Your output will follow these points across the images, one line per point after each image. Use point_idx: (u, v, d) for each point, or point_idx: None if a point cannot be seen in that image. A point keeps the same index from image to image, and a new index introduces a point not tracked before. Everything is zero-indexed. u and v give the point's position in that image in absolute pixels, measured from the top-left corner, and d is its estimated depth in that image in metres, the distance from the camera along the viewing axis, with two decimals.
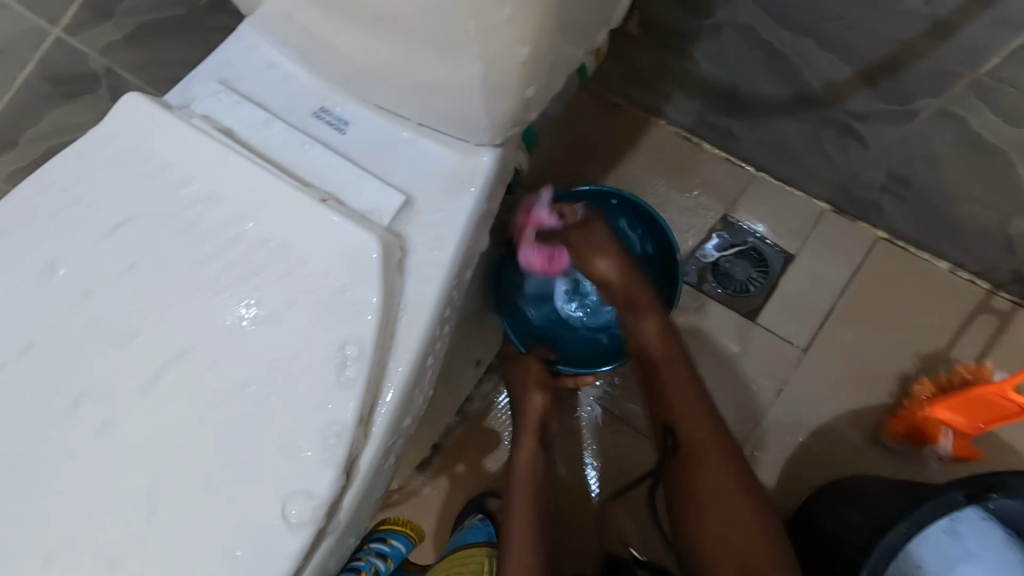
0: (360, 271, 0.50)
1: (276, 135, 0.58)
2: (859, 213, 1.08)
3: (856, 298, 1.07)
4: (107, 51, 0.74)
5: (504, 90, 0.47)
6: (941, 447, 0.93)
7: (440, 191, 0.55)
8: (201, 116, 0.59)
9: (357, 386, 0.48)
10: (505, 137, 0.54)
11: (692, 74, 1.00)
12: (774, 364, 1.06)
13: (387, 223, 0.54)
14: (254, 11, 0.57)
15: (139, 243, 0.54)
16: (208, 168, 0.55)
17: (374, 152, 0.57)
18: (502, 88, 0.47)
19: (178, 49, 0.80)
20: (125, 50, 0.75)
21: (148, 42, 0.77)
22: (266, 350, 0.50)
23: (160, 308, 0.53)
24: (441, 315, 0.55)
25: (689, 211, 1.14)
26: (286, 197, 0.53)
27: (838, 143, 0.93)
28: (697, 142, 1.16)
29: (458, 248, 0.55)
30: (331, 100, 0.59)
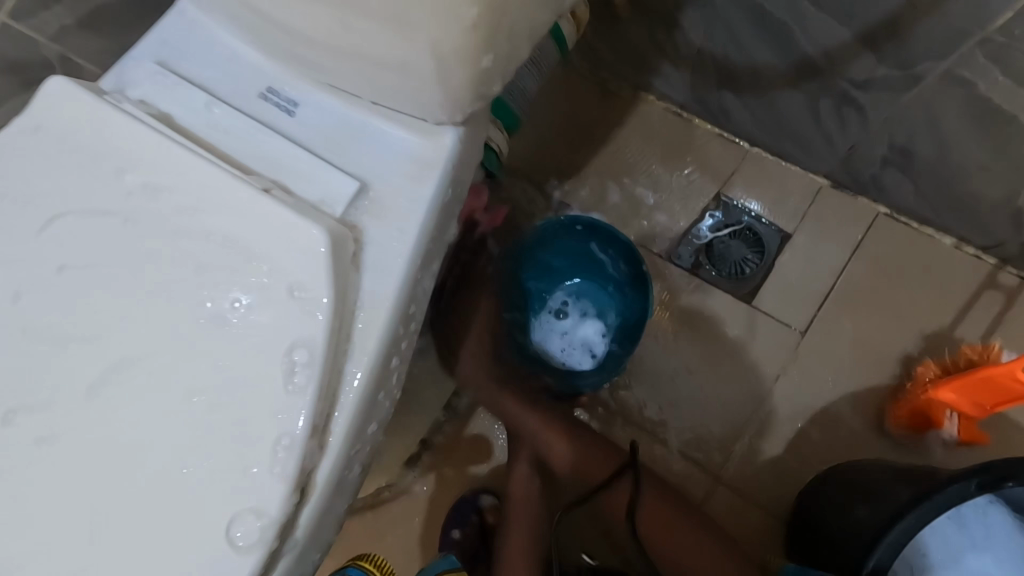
0: (308, 268, 0.45)
1: (218, 119, 0.53)
2: (859, 188, 1.03)
3: (857, 277, 1.03)
4: (58, 37, 0.69)
5: (458, 62, 0.41)
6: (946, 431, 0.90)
7: (398, 177, 0.50)
8: (137, 101, 0.54)
9: (308, 394, 0.44)
10: (467, 115, 0.49)
11: (681, 45, 0.94)
12: (771, 348, 1.02)
13: (340, 214, 0.49)
14: None
15: (71, 239, 0.49)
16: (142, 155, 0.49)
17: (326, 136, 0.52)
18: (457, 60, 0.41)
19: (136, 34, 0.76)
20: (76, 35, 0.71)
21: (102, 27, 0.72)
22: (210, 355, 0.45)
23: (95, 312, 0.47)
24: (404, 312, 0.50)
25: (681, 191, 1.09)
26: (228, 186, 0.47)
27: (836, 115, 0.88)
28: (689, 117, 1.10)
29: (419, 240, 0.50)
30: (278, 80, 0.54)
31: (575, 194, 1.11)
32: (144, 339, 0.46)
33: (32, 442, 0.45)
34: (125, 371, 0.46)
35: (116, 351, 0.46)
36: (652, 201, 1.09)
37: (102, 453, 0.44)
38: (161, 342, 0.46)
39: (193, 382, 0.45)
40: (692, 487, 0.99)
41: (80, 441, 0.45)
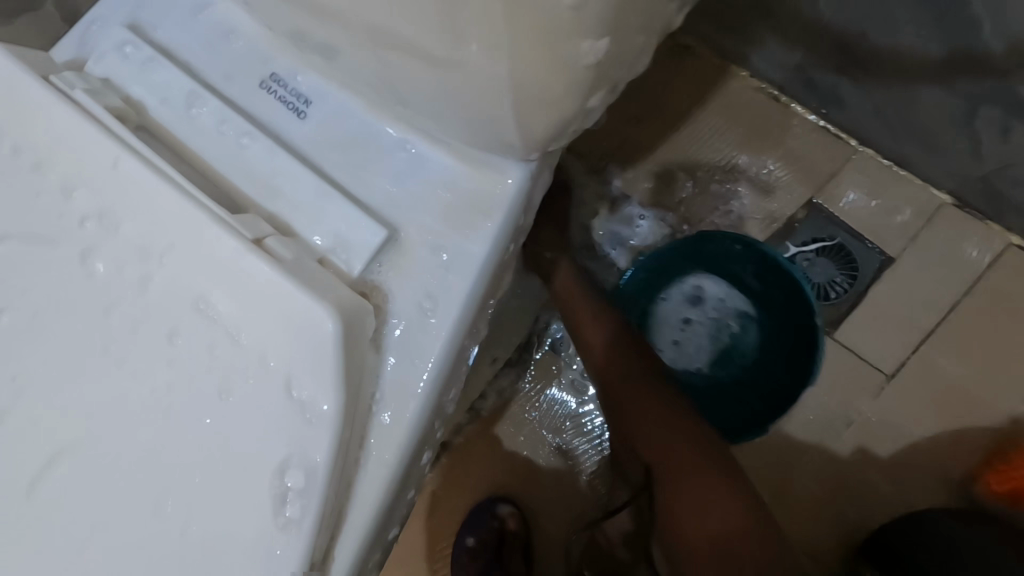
0: (309, 360, 0.33)
1: (204, 118, 0.39)
2: (991, 212, 0.84)
3: (966, 319, 0.86)
4: None
5: (543, 89, 0.26)
6: None
7: (442, 222, 0.36)
8: (98, 81, 0.40)
9: (304, 533, 0.32)
10: (543, 150, 0.34)
11: (800, 19, 0.73)
12: (849, 388, 0.88)
13: (359, 272, 0.36)
14: None
15: (8, 272, 0.37)
16: (94, 170, 0.36)
17: (345, 153, 0.38)
18: (540, 86, 0.26)
19: None
20: None
21: None
22: (185, 460, 0.34)
23: (36, 377, 0.36)
24: (438, 404, 0.38)
25: (768, 193, 0.91)
26: (205, 232, 0.34)
27: (998, 127, 0.67)
28: (788, 102, 0.91)
29: (463, 313, 0.36)
30: (285, 64, 0.39)
31: (638, 185, 0.95)
32: (96, 424, 0.35)
33: None
34: (71, 465, 0.35)
35: (62, 438, 0.35)
36: (728, 203, 0.92)
37: (49, 563, 0.35)
38: (117, 433, 0.35)
39: (160, 491, 0.34)
40: None
41: (24, 545, 0.35)
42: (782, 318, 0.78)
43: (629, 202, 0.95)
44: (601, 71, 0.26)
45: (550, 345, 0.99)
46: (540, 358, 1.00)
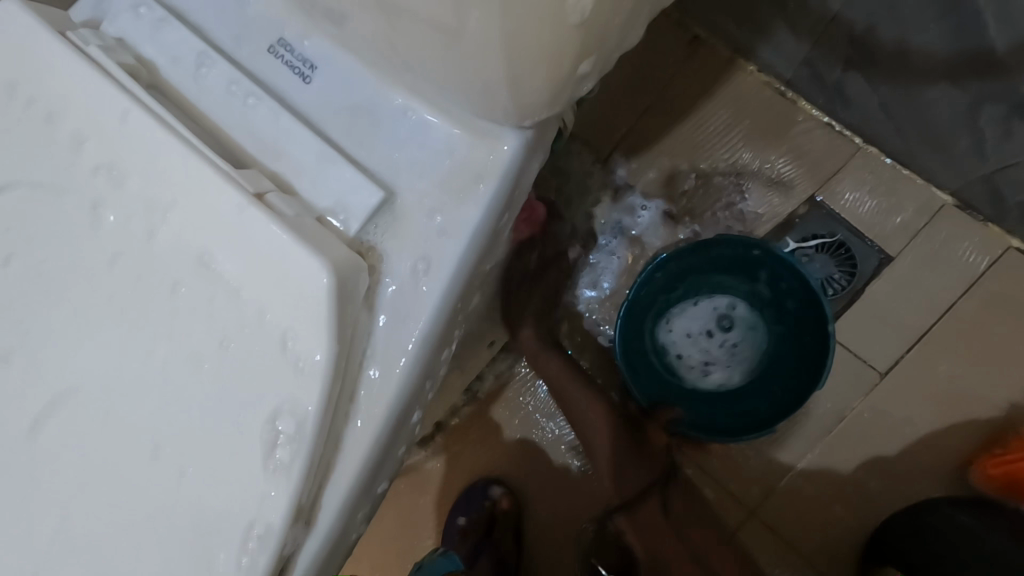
0: (304, 312, 0.34)
1: (214, 79, 0.40)
2: (992, 214, 0.84)
3: (963, 318, 0.86)
4: None
5: (539, 55, 0.28)
6: None
7: (438, 186, 0.38)
8: (113, 40, 0.42)
9: (292, 478, 0.34)
10: (539, 118, 0.35)
11: (808, 11, 0.73)
12: (842, 384, 0.89)
13: (355, 232, 0.37)
14: None
15: (21, 220, 0.39)
16: (106, 122, 0.37)
17: (347, 117, 0.39)
18: (536, 52, 0.27)
19: None
20: None
21: None
22: (182, 405, 0.35)
23: (43, 320, 0.38)
24: (430, 363, 0.39)
25: (770, 188, 0.92)
26: (208, 186, 0.35)
27: (1001, 127, 0.67)
28: (794, 97, 0.91)
29: (454, 276, 0.37)
30: (293, 29, 0.40)
31: (640, 175, 0.95)
32: (98, 367, 0.37)
33: None
34: (73, 405, 0.37)
35: (66, 378, 0.37)
36: (730, 197, 0.93)
37: (48, 498, 0.37)
38: (118, 375, 0.36)
39: (158, 432, 0.35)
40: (719, 522, 0.91)
41: (27, 480, 0.37)
42: (793, 325, 0.77)
43: (631, 191, 0.95)
44: (591, 34, 0.27)
45: None
46: None
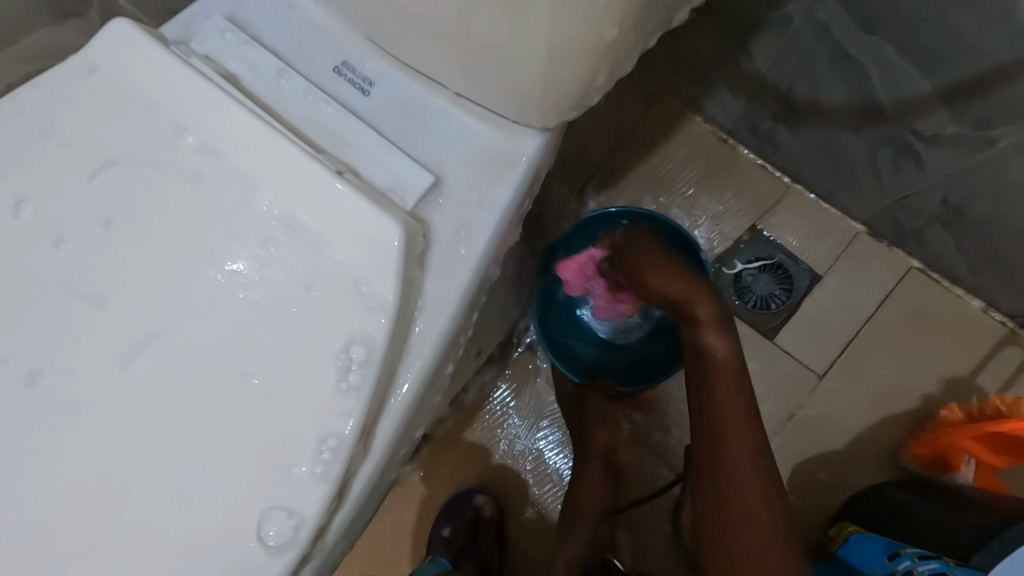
0: (377, 261, 0.42)
1: (290, 91, 0.50)
2: (896, 239, 1.01)
3: (882, 326, 1.02)
4: None
5: (572, 68, 0.39)
6: (960, 477, 0.86)
7: (477, 174, 0.48)
8: (202, 57, 0.51)
9: (362, 397, 0.41)
10: (559, 122, 0.46)
11: (743, 71, 0.90)
12: (788, 386, 1.01)
13: (410, 207, 0.46)
14: None
15: (120, 191, 0.46)
16: (206, 116, 0.46)
17: (401, 120, 0.49)
18: (570, 65, 0.39)
19: None
20: None
21: None
22: (267, 342, 0.43)
23: (139, 273, 0.44)
24: (466, 315, 0.48)
25: (719, 217, 1.07)
26: (298, 165, 0.44)
27: (894, 164, 0.85)
28: (734, 143, 1.09)
29: (489, 244, 0.47)
30: (356, 55, 0.50)
31: (610, 204, 1.09)
32: (192, 312, 0.44)
33: (65, 407, 0.43)
34: (166, 344, 0.44)
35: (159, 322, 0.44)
36: (686, 225, 1.08)
37: (137, 423, 0.43)
38: (211, 318, 0.43)
39: (248, 364, 0.43)
40: None
41: (119, 410, 0.43)
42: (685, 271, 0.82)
43: None
44: (606, 57, 0.39)
45: (529, 344, 1.09)
46: (519, 356, 1.09)
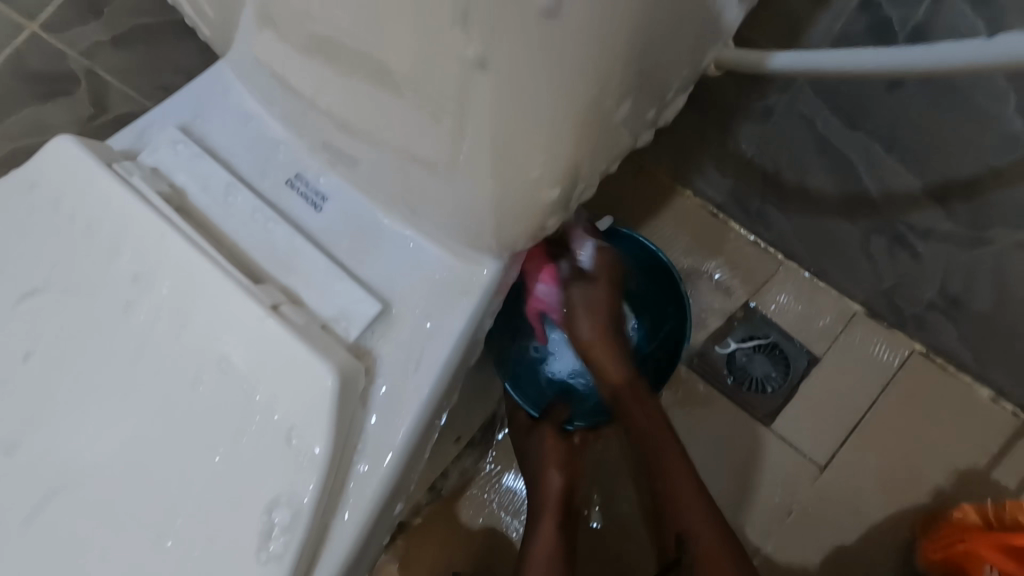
0: (307, 413, 0.39)
1: (238, 208, 0.47)
2: (896, 321, 0.97)
3: (884, 414, 0.96)
4: (92, 52, 0.65)
5: (523, 203, 0.36)
6: None
7: (430, 300, 0.44)
8: (149, 170, 0.49)
9: (281, 566, 0.38)
10: (516, 251, 0.42)
11: (729, 153, 0.88)
12: (787, 477, 0.94)
13: (353, 338, 0.43)
14: (240, 48, 0.47)
15: (44, 319, 0.44)
16: (144, 244, 0.44)
17: (355, 238, 0.46)
18: (520, 199, 0.35)
19: (171, 65, 0.71)
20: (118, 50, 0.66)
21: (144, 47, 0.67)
22: (184, 496, 0.40)
23: (56, 412, 0.42)
24: (416, 451, 0.45)
25: (708, 293, 1.03)
26: (232, 299, 0.42)
27: (888, 252, 0.82)
28: (725, 219, 1.05)
29: (439, 379, 0.44)
30: (312, 168, 0.48)
31: None
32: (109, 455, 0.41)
33: None
34: (73, 494, 0.41)
35: (75, 467, 0.42)
36: None
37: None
38: (132, 463, 0.41)
39: (161, 523, 0.40)
40: None
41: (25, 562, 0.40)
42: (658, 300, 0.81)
43: None
44: (556, 199, 0.36)
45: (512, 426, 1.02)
46: (503, 438, 1.02)
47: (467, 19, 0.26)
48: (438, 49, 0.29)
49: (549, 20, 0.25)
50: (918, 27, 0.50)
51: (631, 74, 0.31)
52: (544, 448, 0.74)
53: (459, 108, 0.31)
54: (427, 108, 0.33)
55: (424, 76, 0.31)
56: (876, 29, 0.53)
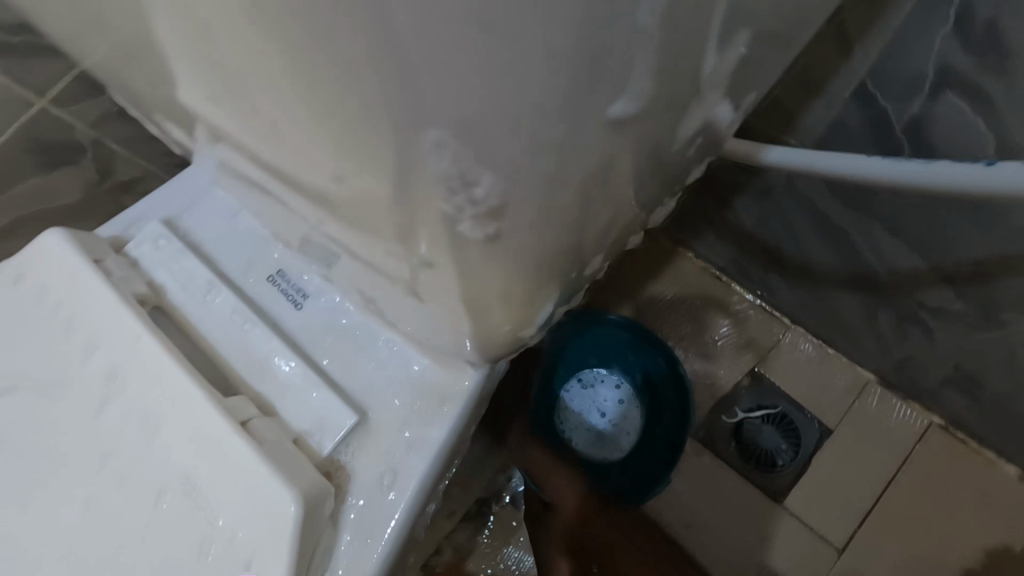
0: (269, 543, 0.37)
1: (217, 309, 0.46)
2: (910, 392, 0.90)
3: (905, 493, 0.89)
4: (96, 124, 0.64)
5: (499, 342, 0.33)
6: None
7: (410, 412, 0.42)
8: (131, 265, 0.48)
9: None
10: (498, 361, 0.39)
11: (730, 222, 0.85)
12: (800, 561, 0.87)
13: (328, 452, 0.42)
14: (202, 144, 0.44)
15: (5, 425, 0.42)
16: (114, 347, 0.42)
17: (335, 338, 0.45)
18: (495, 341, 0.33)
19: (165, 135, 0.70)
20: (114, 123, 0.65)
21: (139, 119, 0.67)
22: None
23: (16, 528, 0.40)
24: (393, 563, 0.43)
25: (710, 358, 0.97)
26: (201, 413, 0.40)
27: (898, 327, 0.78)
28: (727, 281, 0.99)
29: (415, 494, 0.41)
30: (290, 262, 0.46)
31: None
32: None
33: None
34: None
35: None
36: None
37: None
38: None
39: None
40: None
41: None
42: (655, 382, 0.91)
43: None
44: (529, 335, 0.34)
45: None
46: None
47: (405, 234, 0.24)
48: (387, 232, 0.26)
49: (494, 246, 0.22)
50: (915, 118, 0.49)
51: (605, 230, 0.27)
52: None
53: (410, 259, 0.27)
54: (389, 259, 0.31)
55: (380, 239, 0.28)
56: (872, 117, 0.52)
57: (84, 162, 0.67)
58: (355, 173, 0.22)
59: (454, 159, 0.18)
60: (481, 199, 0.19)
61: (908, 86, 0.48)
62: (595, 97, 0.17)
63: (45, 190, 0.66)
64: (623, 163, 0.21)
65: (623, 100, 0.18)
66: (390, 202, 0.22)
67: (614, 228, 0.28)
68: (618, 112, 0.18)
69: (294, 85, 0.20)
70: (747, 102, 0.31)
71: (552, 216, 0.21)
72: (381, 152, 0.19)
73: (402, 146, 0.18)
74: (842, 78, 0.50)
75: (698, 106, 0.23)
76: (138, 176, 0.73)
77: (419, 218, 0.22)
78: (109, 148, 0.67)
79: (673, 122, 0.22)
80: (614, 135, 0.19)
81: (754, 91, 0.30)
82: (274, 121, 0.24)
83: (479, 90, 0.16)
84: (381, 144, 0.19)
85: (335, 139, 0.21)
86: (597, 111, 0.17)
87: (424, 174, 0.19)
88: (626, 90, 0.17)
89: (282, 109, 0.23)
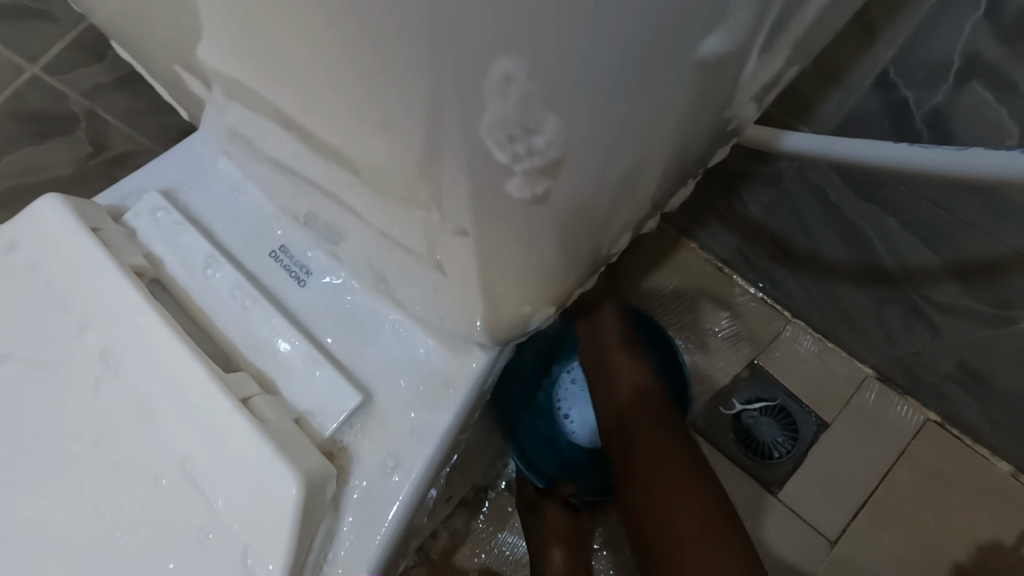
0: (270, 524, 0.36)
1: (217, 285, 0.45)
2: (909, 388, 0.90)
3: (899, 487, 0.89)
4: (92, 93, 0.62)
5: (513, 325, 0.32)
6: None
7: (417, 396, 0.41)
8: (128, 237, 0.46)
9: None
10: (509, 344, 0.38)
11: (738, 212, 0.84)
12: (792, 552, 0.88)
13: (331, 433, 0.41)
14: (205, 113, 0.42)
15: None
16: (112, 321, 0.41)
17: (339, 319, 0.44)
18: (509, 323, 0.32)
19: (162, 108, 0.67)
20: (110, 93, 0.63)
21: (136, 90, 0.64)
22: None
23: (9, 503, 0.39)
24: (395, 547, 0.42)
25: (710, 349, 0.96)
26: (202, 390, 0.39)
27: (903, 323, 0.78)
28: (730, 273, 0.98)
29: (419, 479, 0.40)
30: (295, 239, 0.45)
31: None
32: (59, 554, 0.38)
33: None
34: None
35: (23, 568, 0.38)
36: None
37: None
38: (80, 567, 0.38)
39: None
40: None
41: None
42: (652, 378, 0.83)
43: None
44: (546, 316, 0.33)
45: (507, 485, 0.88)
46: (496, 499, 0.88)
47: (433, 200, 0.23)
48: (408, 202, 0.25)
49: (535, 209, 0.21)
50: (937, 109, 0.48)
51: (634, 208, 0.26)
52: (545, 525, 0.75)
53: (430, 231, 0.26)
54: (404, 234, 0.30)
55: (397, 212, 0.27)
56: (893, 107, 0.51)
57: (77, 132, 0.65)
58: (385, 125, 0.20)
59: (523, 98, 0.16)
60: (540, 149, 0.18)
61: (931, 76, 0.47)
62: (696, 27, 0.16)
63: (36, 161, 0.63)
64: (681, 120, 0.20)
65: (718, 33, 0.17)
66: (421, 160, 0.21)
67: (640, 209, 0.27)
68: (710, 47, 0.17)
69: (328, 24, 0.18)
70: (781, 82, 0.30)
71: (610, 166, 0.20)
72: (421, 94, 0.18)
73: (457, 86, 0.16)
74: (866, 66, 0.49)
75: (742, 78, 0.22)
76: (134, 149, 0.71)
77: (456, 177, 0.20)
78: (104, 119, 0.65)
79: (724, 88, 0.21)
80: (695, 76, 0.18)
81: (788, 71, 0.29)
82: (297, 74, 0.22)
83: (602, 3, 0.14)
84: (440, 89, 0.17)
85: (364, 89, 0.19)
86: (694, 46, 0.17)
87: (478, 117, 0.17)
88: (724, 22, 0.17)
89: (304, 59, 0.21)
